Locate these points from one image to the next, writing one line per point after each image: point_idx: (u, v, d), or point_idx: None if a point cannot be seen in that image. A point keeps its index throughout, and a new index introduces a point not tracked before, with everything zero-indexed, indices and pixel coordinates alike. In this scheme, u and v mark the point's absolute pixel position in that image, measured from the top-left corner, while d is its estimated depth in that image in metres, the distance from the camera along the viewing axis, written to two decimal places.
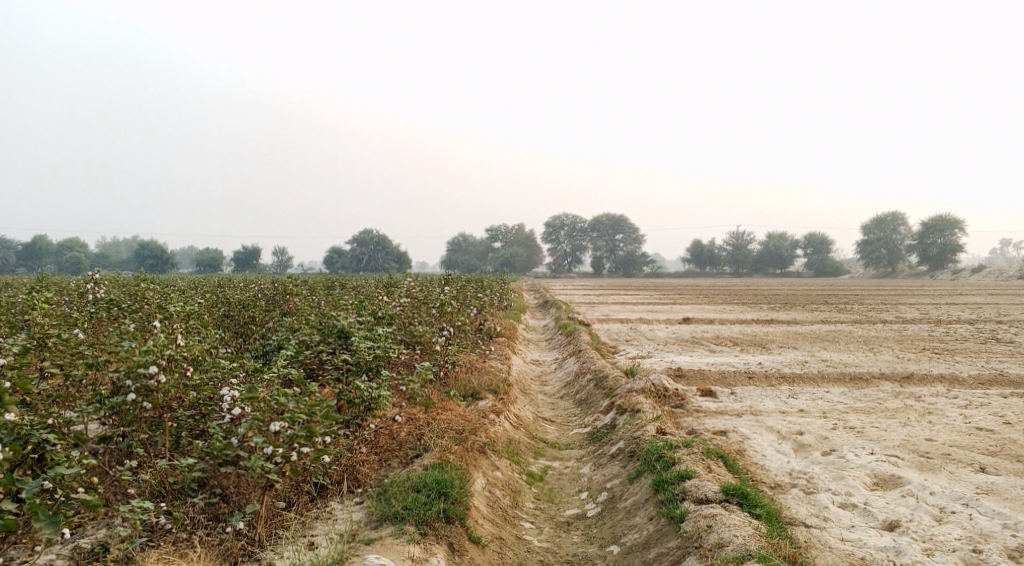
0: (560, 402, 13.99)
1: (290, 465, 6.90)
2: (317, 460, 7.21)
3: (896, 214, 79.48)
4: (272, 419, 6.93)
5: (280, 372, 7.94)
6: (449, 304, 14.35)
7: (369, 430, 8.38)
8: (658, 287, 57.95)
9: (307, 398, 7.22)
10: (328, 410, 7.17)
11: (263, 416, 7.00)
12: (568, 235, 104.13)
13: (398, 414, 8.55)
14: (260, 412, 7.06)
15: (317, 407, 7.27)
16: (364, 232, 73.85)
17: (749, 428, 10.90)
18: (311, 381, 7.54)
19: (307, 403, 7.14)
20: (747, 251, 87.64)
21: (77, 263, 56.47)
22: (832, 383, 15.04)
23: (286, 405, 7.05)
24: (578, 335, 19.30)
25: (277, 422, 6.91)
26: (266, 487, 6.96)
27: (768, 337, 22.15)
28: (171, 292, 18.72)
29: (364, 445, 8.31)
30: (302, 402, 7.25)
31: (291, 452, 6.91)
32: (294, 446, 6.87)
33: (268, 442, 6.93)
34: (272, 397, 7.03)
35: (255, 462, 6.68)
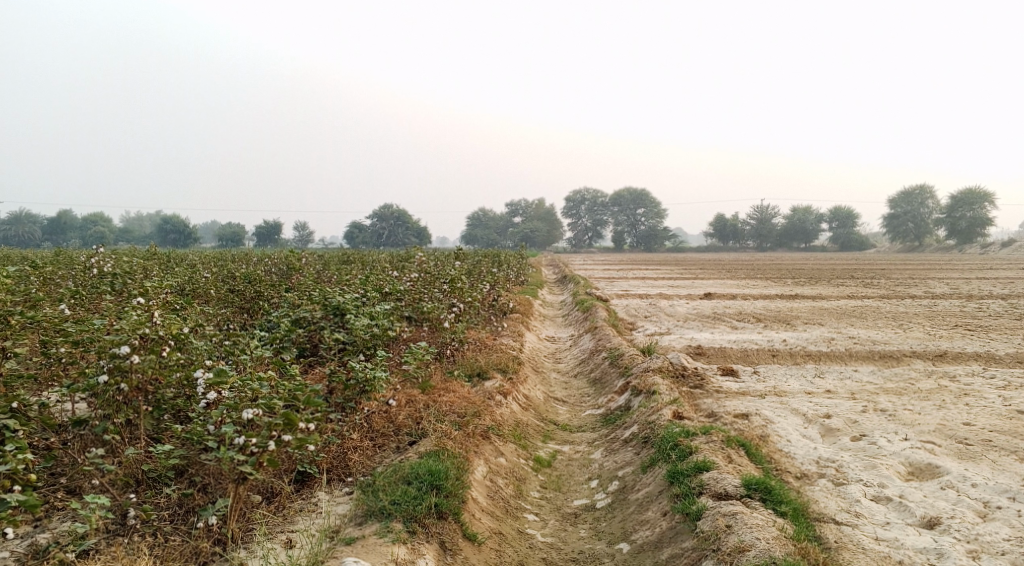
0: (574, 381, 13.42)
1: (268, 454, 6.39)
2: (299, 449, 6.70)
3: (925, 187, 77.71)
4: (246, 406, 6.43)
5: (266, 353, 7.42)
6: (459, 279, 13.77)
7: (362, 414, 7.87)
8: (681, 261, 57.12)
9: (285, 383, 6.71)
10: (309, 396, 6.65)
11: (237, 403, 6.51)
12: (590, 210, 103.13)
13: (393, 396, 8.02)
14: (236, 398, 6.57)
15: (299, 392, 6.76)
16: (386, 206, 73.38)
17: (773, 411, 10.26)
18: (291, 365, 7.04)
19: (286, 387, 6.64)
20: (771, 225, 86.24)
21: (101, 238, 56.54)
22: (861, 362, 14.33)
23: (261, 391, 6.54)
24: (596, 311, 18.69)
25: (251, 408, 6.41)
26: (242, 479, 6.48)
27: (793, 313, 21.37)
28: (181, 266, 18.32)
29: (358, 430, 7.81)
30: (281, 387, 6.73)
31: (268, 442, 6.39)
32: (271, 435, 6.35)
33: (242, 431, 6.41)
34: (247, 382, 6.54)
35: (225, 454, 6.18)
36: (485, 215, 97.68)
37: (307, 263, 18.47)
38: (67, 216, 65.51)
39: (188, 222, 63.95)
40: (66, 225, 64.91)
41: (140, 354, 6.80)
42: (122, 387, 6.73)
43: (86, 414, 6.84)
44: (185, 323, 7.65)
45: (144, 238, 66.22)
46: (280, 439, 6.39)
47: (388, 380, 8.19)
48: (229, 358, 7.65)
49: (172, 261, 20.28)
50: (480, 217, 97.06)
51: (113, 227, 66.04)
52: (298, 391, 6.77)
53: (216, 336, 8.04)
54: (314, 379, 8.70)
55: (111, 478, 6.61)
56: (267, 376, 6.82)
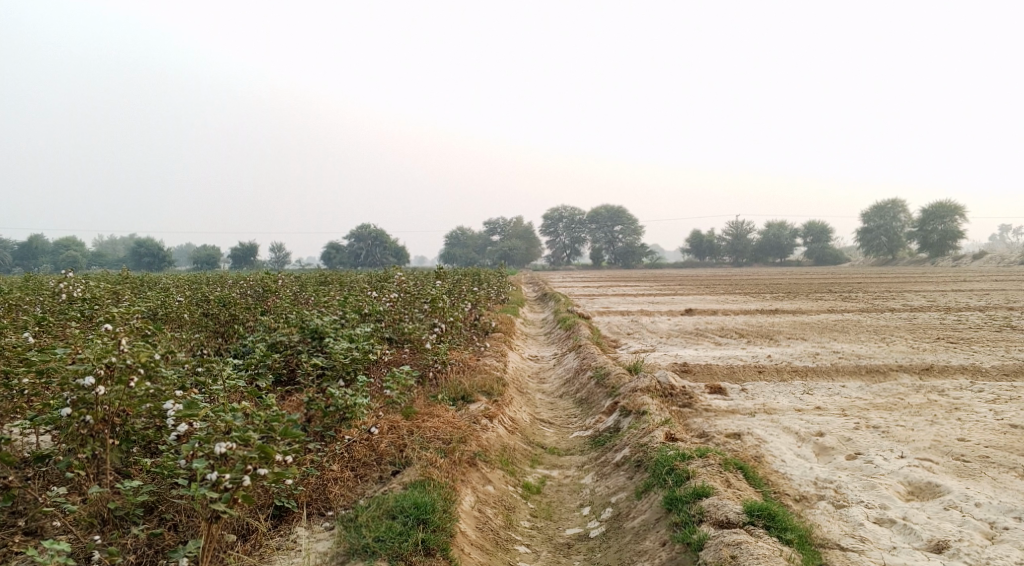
0: (559, 401, 13.13)
1: (242, 490, 6.01)
2: (276, 483, 6.33)
3: (897, 201, 78.69)
4: (218, 440, 6.07)
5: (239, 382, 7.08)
6: (441, 298, 13.47)
7: (342, 443, 7.54)
8: (659, 278, 57.20)
9: (261, 414, 6.36)
10: (286, 426, 6.28)
11: (209, 437, 6.16)
12: (567, 228, 103.23)
13: (375, 424, 7.69)
14: (207, 431, 6.24)
15: (275, 423, 6.40)
16: (362, 226, 72.97)
17: (765, 429, 10.02)
18: (266, 395, 6.70)
19: (261, 418, 6.29)
20: (747, 240, 86.78)
21: (73, 263, 55.63)
22: (847, 377, 14.17)
23: (233, 423, 6.19)
24: (578, 329, 18.45)
25: (223, 442, 6.04)
26: (215, 517, 6.09)
27: (776, 328, 21.27)
28: (154, 290, 17.85)
29: (338, 460, 7.48)
30: (256, 418, 6.38)
31: (243, 478, 5.99)
32: (245, 469, 5.96)
33: (214, 466, 6.05)
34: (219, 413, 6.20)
35: (195, 491, 5.82)
36: (463, 234, 97.46)
37: (284, 285, 18.10)
38: (38, 241, 64.47)
39: (163, 246, 63.10)
40: (38, 250, 63.84)
41: (106, 384, 6.43)
42: (87, 419, 6.37)
43: (49, 449, 6.48)
44: (155, 350, 7.30)
45: (119, 262, 65.32)
46: (256, 473, 6.01)
47: (370, 406, 7.86)
48: (202, 386, 7.31)
49: (145, 284, 19.79)
50: (458, 236, 96.77)
51: (86, 251, 65.02)
52: (274, 420, 6.42)
53: (189, 363, 7.70)
54: (291, 406, 8.35)
55: (76, 518, 6.24)
56: (241, 405, 6.48)
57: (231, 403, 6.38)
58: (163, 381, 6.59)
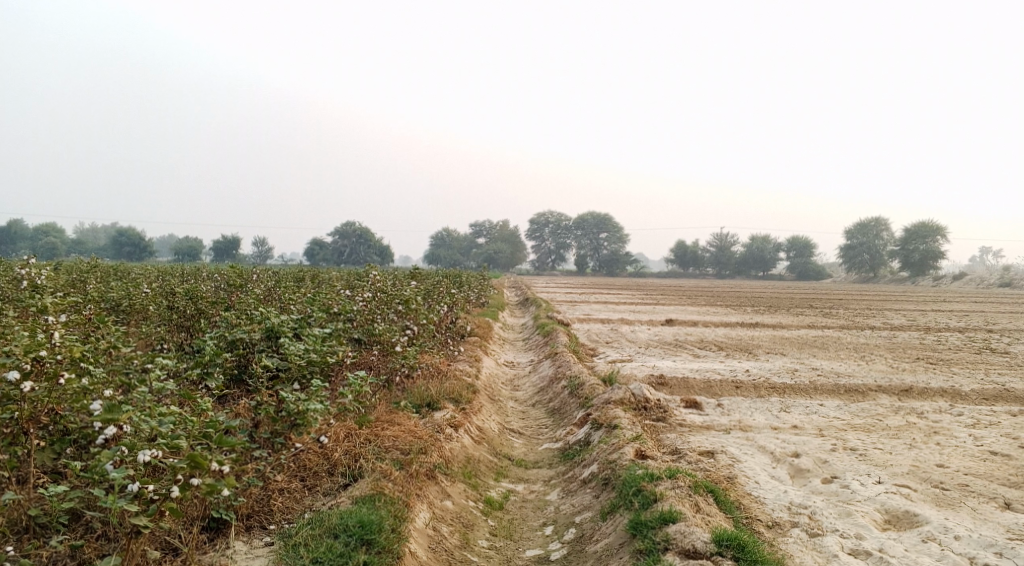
0: (531, 411, 12.75)
1: (170, 501, 5.75)
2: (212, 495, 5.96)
3: (879, 219, 79.05)
4: (143, 447, 5.78)
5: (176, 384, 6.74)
6: (415, 300, 13.07)
7: (290, 451, 7.20)
8: (642, 286, 56.94)
9: (194, 422, 6.08)
10: (221, 433, 5.99)
11: (136, 443, 5.85)
12: (553, 233, 102.97)
13: (326, 433, 7.35)
14: (134, 436, 5.95)
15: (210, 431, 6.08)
16: (347, 224, 72.50)
17: (740, 448, 9.70)
18: (203, 399, 6.40)
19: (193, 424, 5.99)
20: (731, 252, 86.81)
21: (51, 249, 54.77)
22: (826, 396, 13.88)
23: (161, 429, 5.90)
24: (556, 336, 18.10)
25: (149, 450, 5.75)
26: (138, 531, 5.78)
27: (755, 342, 21.00)
28: (123, 280, 17.33)
29: (284, 470, 7.14)
30: (189, 425, 6.11)
31: (170, 491, 5.74)
32: (176, 479, 5.70)
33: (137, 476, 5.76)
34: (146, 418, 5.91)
35: (114, 503, 5.48)
36: (448, 236, 97.05)
37: (257, 280, 17.65)
38: (17, 226, 63.52)
39: (144, 236, 62.30)
40: (17, 235, 62.81)
41: (34, 380, 6.20)
42: (15, 416, 6.12)
43: None
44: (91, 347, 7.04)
45: (99, 250, 64.49)
46: (186, 482, 5.75)
47: (323, 414, 7.53)
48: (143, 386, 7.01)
49: (116, 274, 19.25)
50: (443, 237, 96.19)
51: (65, 238, 64.03)
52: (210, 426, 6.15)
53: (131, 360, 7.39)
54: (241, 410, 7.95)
55: None
56: (173, 410, 6.18)
57: (163, 407, 6.09)
58: (94, 378, 6.32)
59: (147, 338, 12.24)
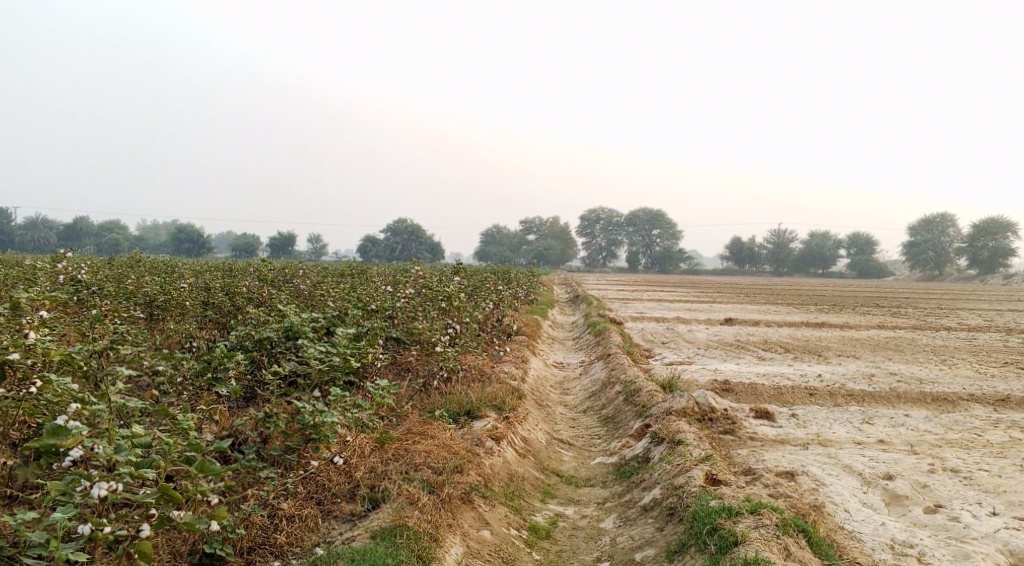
0: (582, 418, 11.69)
1: (140, 541, 5.43)
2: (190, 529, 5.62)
3: (946, 215, 75.56)
4: (101, 479, 5.47)
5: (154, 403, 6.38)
6: (459, 296, 12.13)
7: (299, 474, 6.51)
8: (695, 284, 55.05)
9: (173, 445, 5.85)
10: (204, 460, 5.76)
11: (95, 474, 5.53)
12: (605, 230, 101.44)
13: (342, 452, 6.65)
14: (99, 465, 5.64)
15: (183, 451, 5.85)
16: (400, 220, 72.15)
17: (822, 467, 8.52)
18: (182, 416, 6.14)
19: (166, 446, 5.79)
20: (788, 249, 84.18)
21: (114, 246, 55.57)
22: (910, 405, 12.52)
23: (119, 458, 5.58)
24: (609, 336, 17.00)
25: (108, 482, 5.43)
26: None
27: (823, 343, 19.54)
28: (164, 276, 16.72)
29: (294, 495, 6.45)
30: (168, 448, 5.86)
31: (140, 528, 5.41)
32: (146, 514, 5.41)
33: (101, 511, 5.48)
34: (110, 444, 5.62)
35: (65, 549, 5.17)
36: (500, 232, 96.26)
37: (299, 276, 16.90)
38: (82, 224, 64.52)
39: (202, 233, 62.78)
40: (83, 232, 64.04)
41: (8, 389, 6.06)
42: None
43: None
44: (71, 354, 6.75)
45: (158, 247, 65.25)
46: (161, 517, 5.47)
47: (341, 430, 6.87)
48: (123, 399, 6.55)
49: (160, 270, 18.67)
50: (494, 234, 95.34)
51: (127, 235, 64.97)
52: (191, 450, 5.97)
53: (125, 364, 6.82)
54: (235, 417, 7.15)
55: None
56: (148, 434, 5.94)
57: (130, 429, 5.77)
58: (63, 390, 6.04)
59: (175, 335, 11.52)
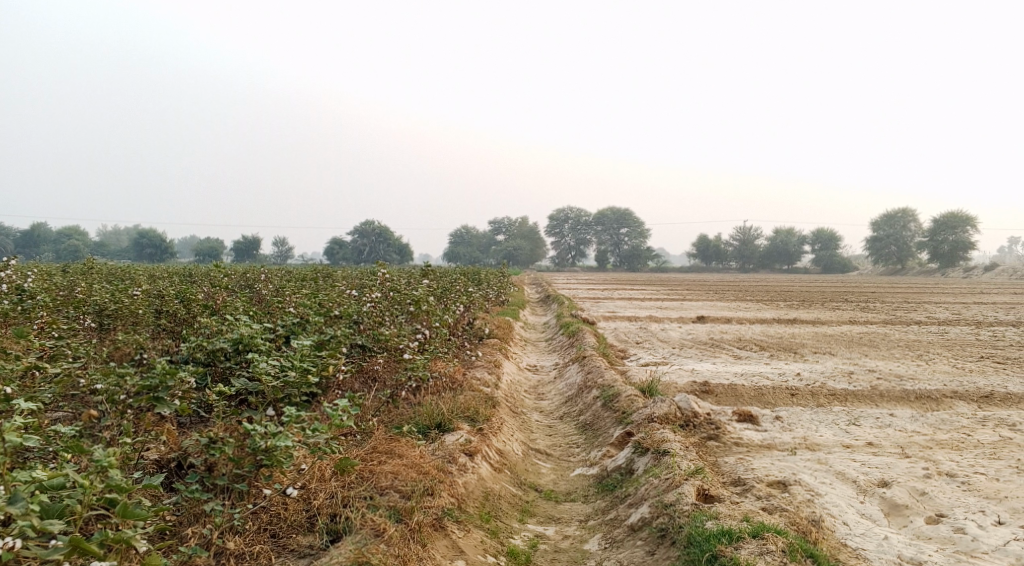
0: (559, 425, 11.16)
1: None
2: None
3: (907, 209, 76.27)
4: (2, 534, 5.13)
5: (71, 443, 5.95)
6: (427, 299, 11.53)
7: (247, 508, 6.10)
8: (662, 282, 54.81)
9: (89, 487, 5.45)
10: (126, 504, 5.46)
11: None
12: (573, 229, 101.29)
13: (294, 483, 6.16)
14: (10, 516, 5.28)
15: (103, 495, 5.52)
16: (366, 223, 71.25)
17: (814, 474, 8.08)
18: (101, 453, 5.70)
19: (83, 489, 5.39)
20: (755, 246, 84.55)
21: (74, 253, 54.04)
22: (894, 404, 12.15)
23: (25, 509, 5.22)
24: (582, 337, 16.50)
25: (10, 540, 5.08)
26: None
27: (798, 340, 19.18)
28: (116, 283, 15.84)
29: (244, 533, 6.05)
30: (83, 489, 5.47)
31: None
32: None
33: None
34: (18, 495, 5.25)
35: None
36: (468, 233, 95.54)
37: (261, 281, 16.13)
38: (39, 229, 62.68)
39: (165, 238, 61.27)
40: (41, 239, 62.31)
41: None
42: None
43: None
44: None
45: (120, 253, 63.59)
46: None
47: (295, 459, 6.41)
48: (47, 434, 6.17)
49: (114, 277, 17.75)
50: (461, 235, 94.51)
51: (87, 241, 63.30)
52: (113, 490, 5.59)
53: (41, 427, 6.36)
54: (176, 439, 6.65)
55: None
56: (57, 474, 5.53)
57: (32, 474, 5.39)
58: None
59: (125, 347, 10.74)
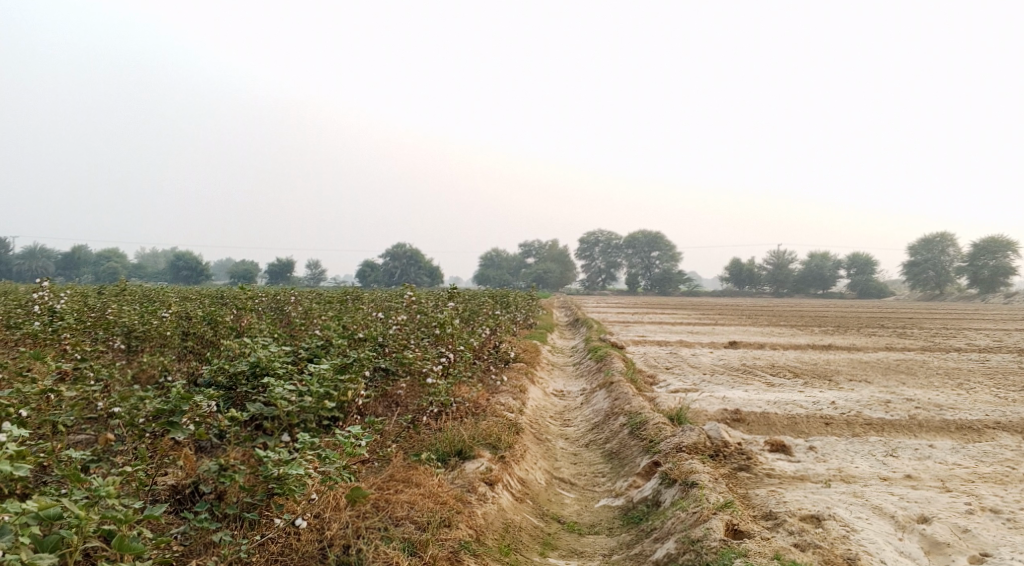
0: (585, 452, 10.92)
1: None
2: None
3: (946, 233, 74.84)
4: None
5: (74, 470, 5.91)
6: (451, 323, 11.39)
7: (255, 538, 6.05)
8: (694, 306, 54.23)
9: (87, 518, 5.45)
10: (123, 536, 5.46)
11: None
12: (604, 253, 100.91)
13: (303, 514, 6.06)
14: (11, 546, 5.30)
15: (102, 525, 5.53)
16: (398, 245, 71.65)
17: (849, 508, 7.76)
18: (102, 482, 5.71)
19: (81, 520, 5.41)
20: (789, 270, 83.49)
21: (111, 274, 54.86)
22: (933, 435, 11.72)
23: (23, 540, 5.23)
24: (610, 361, 16.24)
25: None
26: None
27: (833, 367, 18.70)
28: (147, 303, 15.93)
29: (253, 563, 5.96)
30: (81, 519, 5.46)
31: None
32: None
33: None
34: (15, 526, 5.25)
35: None
36: (498, 256, 95.58)
37: (289, 303, 16.12)
38: (79, 251, 63.82)
39: (200, 260, 62.03)
40: (81, 260, 63.47)
41: None
42: None
43: None
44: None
45: (156, 275, 64.48)
46: None
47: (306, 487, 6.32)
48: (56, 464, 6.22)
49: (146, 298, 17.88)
50: (492, 258, 94.58)
51: (125, 262, 64.30)
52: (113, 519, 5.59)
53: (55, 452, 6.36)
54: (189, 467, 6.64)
55: None
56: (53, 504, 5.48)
57: (24, 505, 5.30)
58: None
59: (151, 369, 10.74)
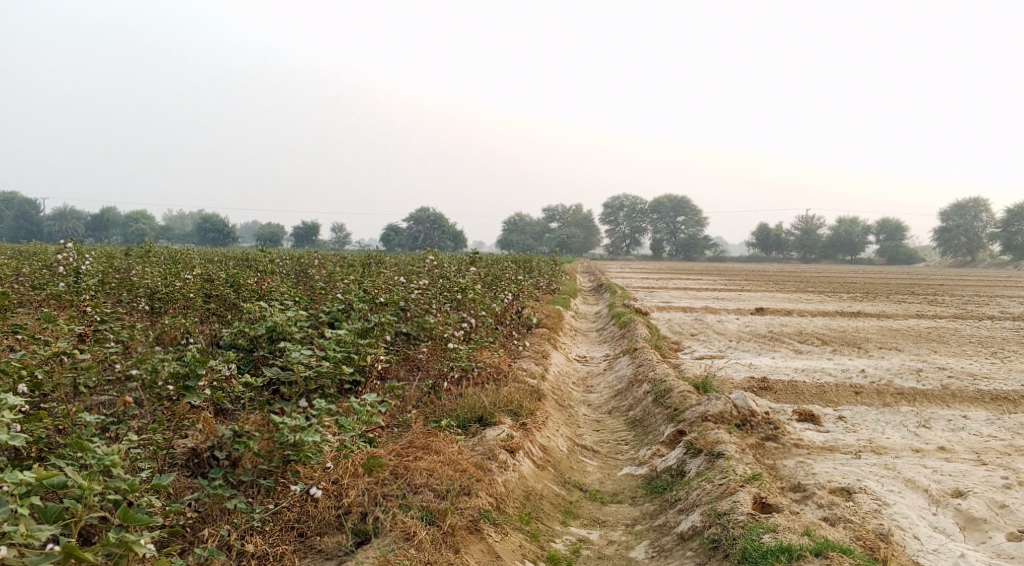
0: (607, 420, 10.75)
1: None
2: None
3: (979, 198, 73.27)
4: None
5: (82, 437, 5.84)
6: (473, 287, 11.19)
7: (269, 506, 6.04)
8: (719, 272, 53.62)
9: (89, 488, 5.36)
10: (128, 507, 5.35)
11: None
12: (629, 217, 100.07)
13: (317, 483, 6.02)
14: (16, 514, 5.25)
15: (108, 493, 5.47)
16: (421, 211, 71.79)
17: (881, 480, 7.54)
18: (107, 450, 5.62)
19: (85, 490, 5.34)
20: (817, 235, 82.32)
21: (140, 236, 55.31)
22: (967, 405, 11.40)
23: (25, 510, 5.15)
24: (634, 327, 16.01)
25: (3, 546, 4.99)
26: None
27: (862, 335, 18.34)
28: (170, 266, 15.90)
29: (267, 531, 5.96)
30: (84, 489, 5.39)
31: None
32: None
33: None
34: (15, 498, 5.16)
35: None
36: (523, 220, 95.14)
37: (311, 266, 16.00)
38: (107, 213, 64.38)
39: (227, 222, 62.33)
40: (109, 222, 64.03)
41: None
42: None
43: None
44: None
45: (183, 237, 64.97)
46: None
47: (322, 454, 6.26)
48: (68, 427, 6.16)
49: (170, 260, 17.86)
50: (516, 222, 94.15)
51: (152, 224, 64.78)
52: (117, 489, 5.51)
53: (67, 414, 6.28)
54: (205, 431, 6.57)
55: None
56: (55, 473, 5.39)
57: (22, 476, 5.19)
58: None
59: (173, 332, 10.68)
